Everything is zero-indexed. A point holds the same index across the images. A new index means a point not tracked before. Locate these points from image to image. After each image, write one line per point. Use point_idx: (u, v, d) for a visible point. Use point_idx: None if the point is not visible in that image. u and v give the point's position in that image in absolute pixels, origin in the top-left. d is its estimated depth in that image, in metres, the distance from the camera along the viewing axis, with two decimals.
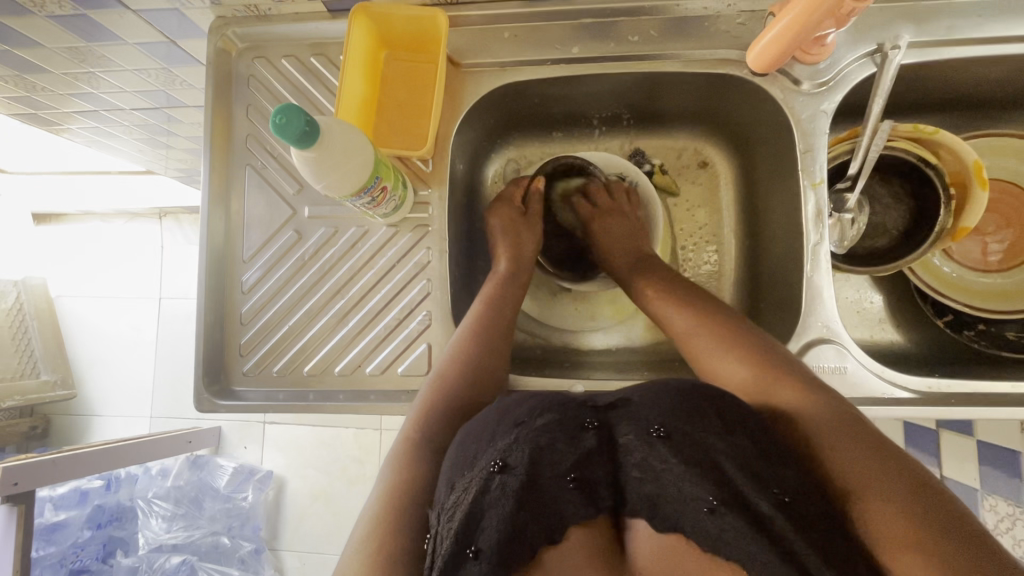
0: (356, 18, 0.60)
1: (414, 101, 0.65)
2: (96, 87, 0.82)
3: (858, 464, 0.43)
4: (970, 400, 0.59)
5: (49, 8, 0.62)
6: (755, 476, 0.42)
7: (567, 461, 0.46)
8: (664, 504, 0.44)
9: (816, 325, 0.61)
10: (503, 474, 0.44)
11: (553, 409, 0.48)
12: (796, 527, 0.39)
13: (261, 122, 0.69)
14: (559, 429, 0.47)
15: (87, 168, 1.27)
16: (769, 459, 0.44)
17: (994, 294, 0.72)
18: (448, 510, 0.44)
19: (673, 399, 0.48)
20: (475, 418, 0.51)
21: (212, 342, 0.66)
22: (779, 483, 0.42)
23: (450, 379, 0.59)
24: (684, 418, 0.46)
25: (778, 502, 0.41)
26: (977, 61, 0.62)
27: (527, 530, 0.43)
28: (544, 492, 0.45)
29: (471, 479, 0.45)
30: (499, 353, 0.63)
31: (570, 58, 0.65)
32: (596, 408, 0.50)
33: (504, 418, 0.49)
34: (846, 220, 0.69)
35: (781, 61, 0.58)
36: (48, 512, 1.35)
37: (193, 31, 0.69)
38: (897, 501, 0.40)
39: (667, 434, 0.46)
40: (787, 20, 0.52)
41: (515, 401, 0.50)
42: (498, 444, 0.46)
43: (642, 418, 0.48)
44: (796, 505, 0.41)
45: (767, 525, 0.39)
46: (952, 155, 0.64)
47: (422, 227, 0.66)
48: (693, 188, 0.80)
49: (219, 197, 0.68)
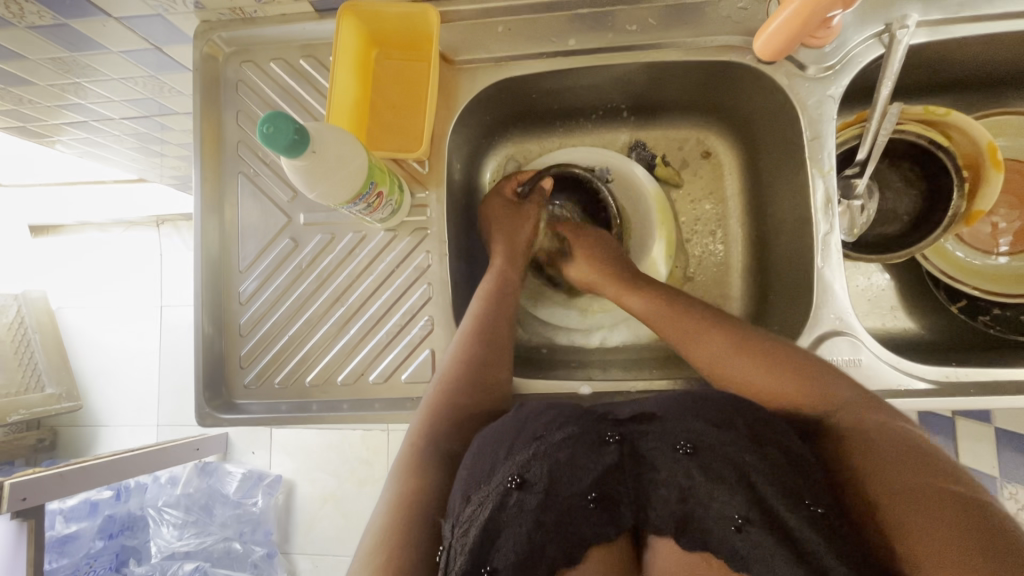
0: (344, 17, 0.58)
1: (408, 102, 0.64)
2: (83, 97, 0.81)
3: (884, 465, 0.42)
4: (990, 390, 0.57)
5: (28, 18, 0.60)
6: (787, 492, 0.42)
7: (586, 479, 0.45)
8: (693, 521, 0.44)
9: (829, 317, 0.60)
10: (521, 491, 0.44)
11: (575, 424, 0.48)
12: (824, 541, 0.39)
13: (252, 128, 0.67)
14: (579, 445, 0.46)
15: (79, 178, 1.26)
16: (799, 470, 0.43)
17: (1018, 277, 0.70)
18: (462, 524, 0.43)
19: (698, 412, 0.47)
20: (497, 422, 0.51)
21: (212, 354, 0.65)
22: (810, 495, 0.42)
23: (449, 386, 0.58)
24: (710, 431, 0.45)
25: (809, 516, 0.40)
26: (988, 37, 0.60)
27: (547, 549, 0.43)
28: (562, 508, 0.44)
29: (487, 493, 0.44)
30: (503, 354, 0.62)
31: (566, 50, 0.63)
32: (618, 421, 0.49)
33: (522, 430, 0.48)
34: (856, 207, 0.67)
35: (789, 47, 0.56)
36: (59, 524, 1.34)
37: (179, 37, 0.67)
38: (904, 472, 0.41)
39: (694, 450, 0.45)
40: (798, 2, 0.50)
41: (534, 413, 0.49)
42: (515, 458, 0.45)
43: (664, 429, 0.47)
44: (830, 519, 0.40)
45: (797, 542, 0.39)
46: (964, 137, 0.63)
47: (420, 230, 0.65)
48: (697, 178, 0.78)
49: (212, 206, 0.66)
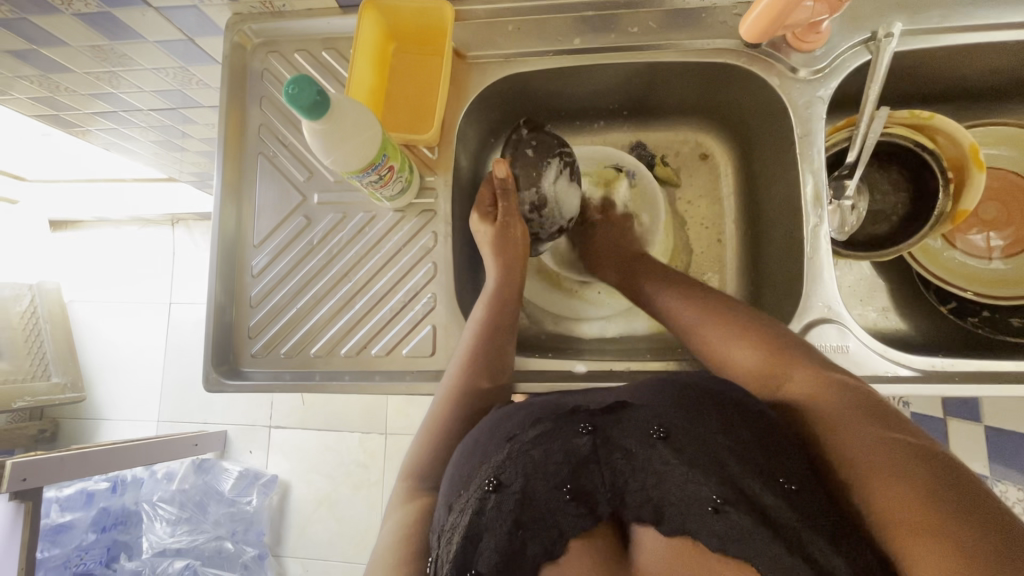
0: (366, 11, 0.63)
1: (421, 93, 0.68)
2: (116, 86, 0.86)
3: (857, 436, 0.44)
4: (976, 380, 0.58)
5: (75, 5, 0.65)
6: (759, 472, 0.43)
7: (562, 471, 0.45)
8: (668, 507, 0.43)
9: (817, 306, 0.62)
10: (498, 493, 0.44)
11: (546, 420, 0.48)
12: (799, 516, 0.41)
13: (274, 114, 0.71)
14: (552, 437, 0.47)
15: (101, 173, 1.31)
16: (768, 450, 0.45)
17: (1010, 282, 0.72)
18: (447, 534, 0.44)
19: (672, 401, 0.48)
20: (476, 429, 0.52)
21: (222, 325, 0.68)
22: (782, 471, 0.43)
23: (461, 374, 0.60)
24: (681, 419, 0.46)
25: (783, 492, 0.42)
26: (970, 48, 0.64)
27: (527, 547, 0.43)
28: (540, 505, 0.44)
29: (467, 499, 0.45)
30: (506, 334, 0.63)
31: (571, 49, 0.67)
32: (591, 413, 0.49)
33: (496, 434, 0.49)
34: (846, 206, 0.69)
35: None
36: (54, 513, 1.35)
37: (209, 29, 0.71)
38: (870, 439, 0.43)
39: (667, 434, 0.46)
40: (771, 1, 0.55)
41: (506, 415, 0.51)
42: (492, 461, 0.46)
43: (641, 421, 0.47)
44: (803, 493, 0.42)
45: (776, 521, 0.40)
46: (948, 139, 0.66)
47: (428, 211, 0.68)
48: (693, 180, 0.82)
49: (231, 189, 0.70)
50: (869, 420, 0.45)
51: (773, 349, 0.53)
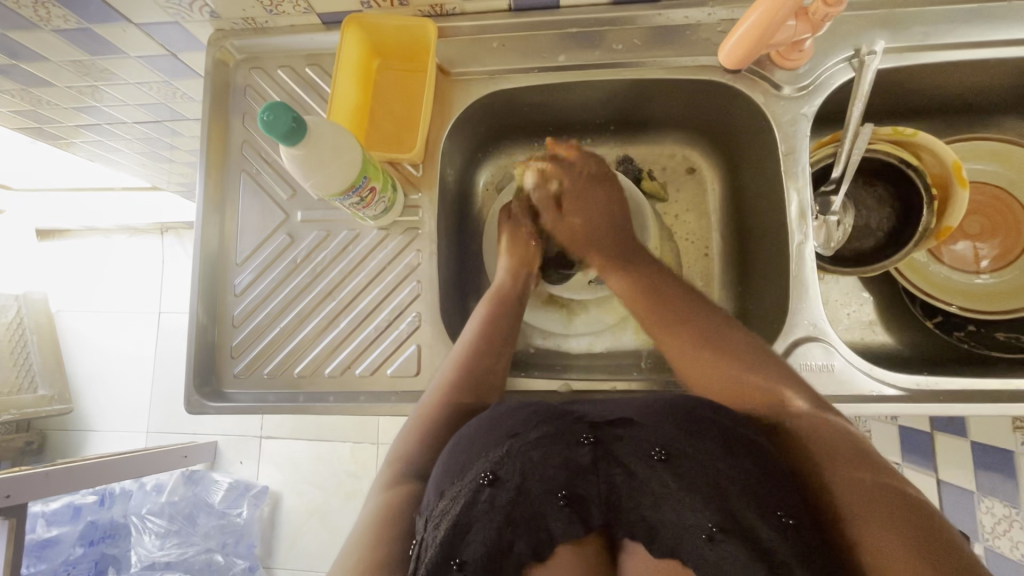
0: (349, 28, 0.62)
1: (405, 110, 0.68)
2: (100, 100, 0.85)
3: (851, 476, 0.43)
4: (961, 398, 0.58)
5: (55, 22, 0.64)
6: (757, 503, 0.41)
7: (559, 477, 0.46)
8: (661, 530, 0.44)
9: (802, 324, 0.62)
10: (492, 487, 0.45)
11: (549, 422, 0.48)
12: (795, 552, 0.39)
13: (257, 130, 0.71)
14: (553, 443, 0.47)
15: (87, 183, 1.29)
16: (772, 480, 0.43)
17: (1007, 292, 0.72)
18: (435, 517, 0.44)
19: (677, 422, 0.46)
20: (468, 423, 0.51)
21: (204, 342, 0.67)
22: (783, 504, 0.41)
23: (451, 382, 0.59)
24: (684, 441, 0.45)
25: (781, 526, 0.40)
26: (952, 65, 0.64)
27: (514, 545, 0.44)
28: (532, 505, 0.45)
29: (460, 489, 0.45)
30: (500, 358, 0.62)
31: (555, 65, 0.67)
32: (595, 423, 0.49)
33: (495, 428, 0.48)
34: (832, 222, 0.70)
35: (774, 11, 0.52)
36: (41, 527, 1.32)
37: (193, 44, 0.71)
38: (859, 482, 0.42)
39: (669, 458, 0.45)
40: (748, 24, 0.54)
41: (507, 411, 0.50)
42: (490, 455, 0.46)
43: (643, 439, 0.47)
44: (801, 529, 0.40)
45: (770, 553, 0.39)
46: (932, 155, 0.66)
47: (412, 229, 0.68)
48: (679, 194, 0.82)
49: (213, 206, 0.69)
50: (861, 462, 0.44)
51: (753, 363, 0.53)
